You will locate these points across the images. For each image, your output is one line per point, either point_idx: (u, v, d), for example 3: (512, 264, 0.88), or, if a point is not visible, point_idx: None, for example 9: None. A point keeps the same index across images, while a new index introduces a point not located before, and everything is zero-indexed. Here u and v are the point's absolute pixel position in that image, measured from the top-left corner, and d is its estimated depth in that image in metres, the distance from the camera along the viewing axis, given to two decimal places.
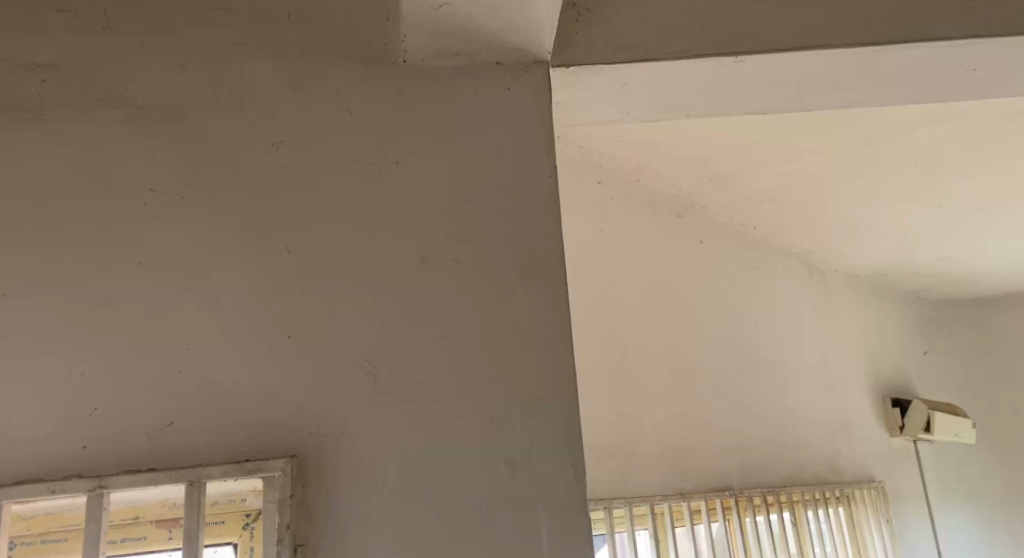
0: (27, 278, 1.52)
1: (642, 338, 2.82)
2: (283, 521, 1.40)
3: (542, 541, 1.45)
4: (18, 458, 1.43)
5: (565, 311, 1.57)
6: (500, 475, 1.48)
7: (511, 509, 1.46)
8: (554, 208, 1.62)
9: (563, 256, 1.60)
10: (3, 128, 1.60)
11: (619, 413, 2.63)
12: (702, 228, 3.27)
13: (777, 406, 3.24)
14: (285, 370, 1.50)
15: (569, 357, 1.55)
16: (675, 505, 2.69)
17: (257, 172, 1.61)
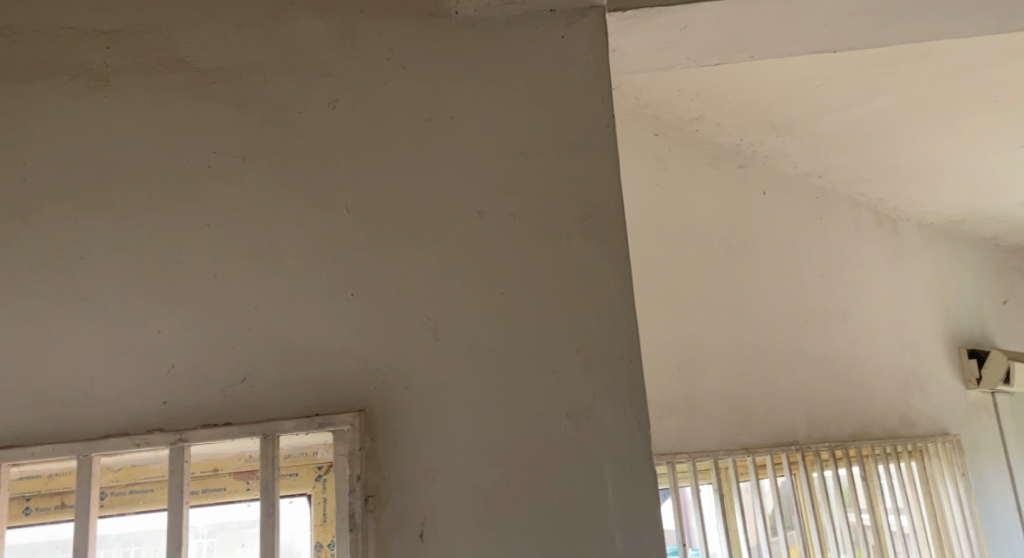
0: (101, 242, 1.57)
1: (704, 291, 2.80)
2: (354, 473, 1.45)
3: (607, 492, 1.47)
4: (102, 413, 1.49)
5: (626, 262, 1.56)
6: (563, 428, 1.49)
7: (574, 463, 1.48)
8: (612, 158, 1.61)
9: (621, 207, 1.59)
10: (72, 96, 1.64)
11: (681, 368, 2.63)
12: (766, 178, 3.20)
13: (845, 358, 3.19)
14: (349, 326, 1.53)
15: (629, 308, 1.55)
16: (740, 460, 2.69)
17: (317, 131, 1.63)
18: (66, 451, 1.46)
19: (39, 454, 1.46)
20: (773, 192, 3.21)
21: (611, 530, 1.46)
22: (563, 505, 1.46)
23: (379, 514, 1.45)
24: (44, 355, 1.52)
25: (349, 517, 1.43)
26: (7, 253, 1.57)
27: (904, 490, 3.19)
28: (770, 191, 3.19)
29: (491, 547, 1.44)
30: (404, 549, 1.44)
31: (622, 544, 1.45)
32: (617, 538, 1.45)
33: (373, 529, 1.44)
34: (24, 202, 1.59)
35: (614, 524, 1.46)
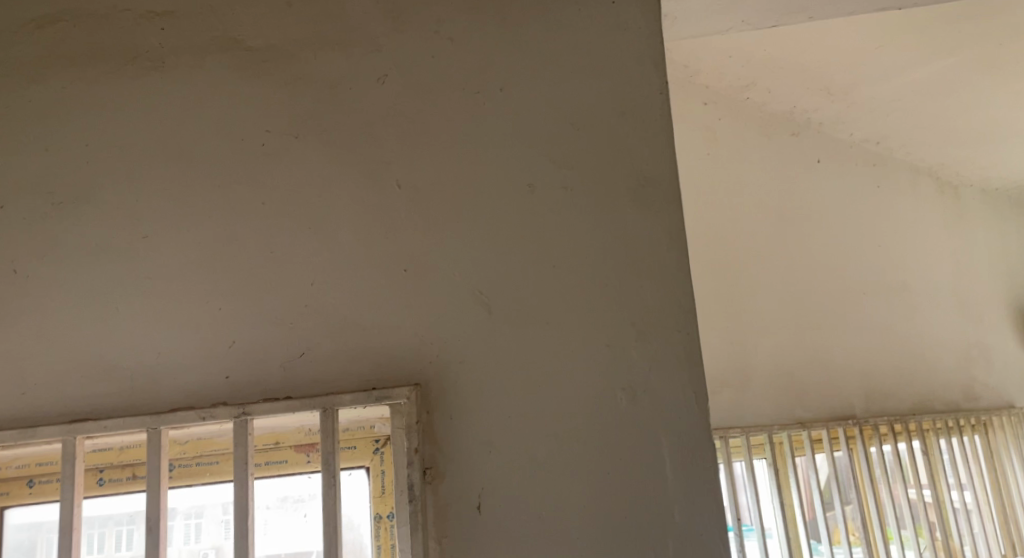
0: (161, 222, 1.60)
1: (758, 263, 2.78)
2: (411, 446, 1.47)
3: (665, 466, 1.48)
4: (167, 388, 1.53)
5: (680, 233, 1.57)
6: (619, 401, 1.50)
7: (630, 436, 1.49)
8: (665, 128, 1.61)
9: (675, 177, 1.59)
10: (129, 77, 1.67)
11: (734, 340, 2.64)
12: (820, 147, 3.13)
13: (905, 331, 3.13)
14: (404, 301, 1.55)
15: (684, 280, 1.55)
16: (796, 434, 2.68)
17: (368, 108, 1.64)
18: (136, 424, 1.50)
19: (110, 427, 1.50)
20: (828, 159, 3.14)
21: (669, 502, 1.47)
22: (619, 478, 1.48)
23: (437, 487, 1.47)
24: (107, 333, 1.56)
25: (408, 489, 1.45)
26: (70, 235, 1.60)
27: (967, 464, 3.13)
28: (826, 158, 3.13)
29: (549, 519, 1.46)
30: (463, 521, 1.46)
31: (680, 516, 1.46)
32: (675, 511, 1.46)
33: (432, 501, 1.46)
34: (86, 184, 1.62)
35: (672, 496, 1.47)
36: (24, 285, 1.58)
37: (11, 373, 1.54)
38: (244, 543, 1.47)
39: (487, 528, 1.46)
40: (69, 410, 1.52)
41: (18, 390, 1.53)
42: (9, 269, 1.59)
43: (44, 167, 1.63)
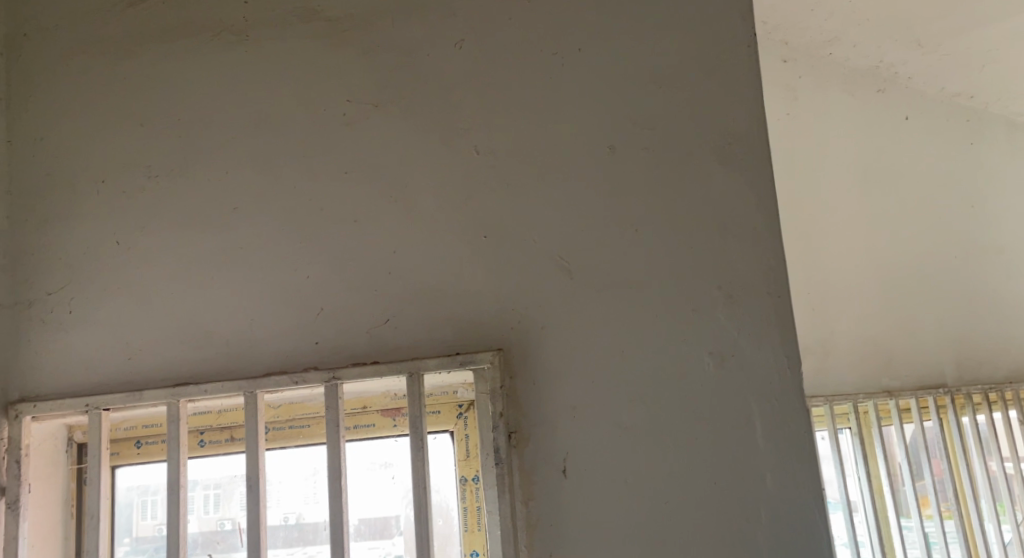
0: (248, 194, 1.64)
1: (847, 225, 2.65)
2: (496, 410, 1.50)
3: (757, 430, 1.48)
4: (261, 352, 1.58)
5: (768, 189, 1.56)
6: (706, 365, 1.51)
7: (718, 400, 1.49)
8: (750, 83, 1.60)
9: (761, 132, 1.58)
10: (214, 50, 1.70)
11: (815, 309, 2.53)
12: (908, 101, 2.88)
13: (1009, 291, 2.92)
14: (486, 267, 1.57)
15: (773, 236, 1.54)
16: (882, 402, 2.54)
17: (446, 74, 1.65)
18: (233, 388, 1.56)
19: (210, 390, 1.55)
20: (924, 113, 2.90)
21: (761, 467, 1.47)
22: (706, 442, 1.48)
23: (521, 451, 1.49)
24: (200, 302, 1.60)
25: (494, 452, 1.48)
26: (163, 209, 1.64)
27: None
28: (918, 114, 2.89)
29: (635, 483, 1.48)
30: (550, 485, 1.48)
31: (772, 480, 1.47)
32: (767, 476, 1.47)
33: (517, 464, 1.49)
34: (180, 157, 1.66)
35: (762, 460, 1.47)
36: (124, 256, 1.62)
37: (112, 344, 1.59)
38: (337, 503, 1.53)
39: (574, 491, 1.48)
40: (171, 374, 1.57)
41: (124, 356, 1.58)
42: (111, 241, 1.63)
43: (137, 141, 1.67)
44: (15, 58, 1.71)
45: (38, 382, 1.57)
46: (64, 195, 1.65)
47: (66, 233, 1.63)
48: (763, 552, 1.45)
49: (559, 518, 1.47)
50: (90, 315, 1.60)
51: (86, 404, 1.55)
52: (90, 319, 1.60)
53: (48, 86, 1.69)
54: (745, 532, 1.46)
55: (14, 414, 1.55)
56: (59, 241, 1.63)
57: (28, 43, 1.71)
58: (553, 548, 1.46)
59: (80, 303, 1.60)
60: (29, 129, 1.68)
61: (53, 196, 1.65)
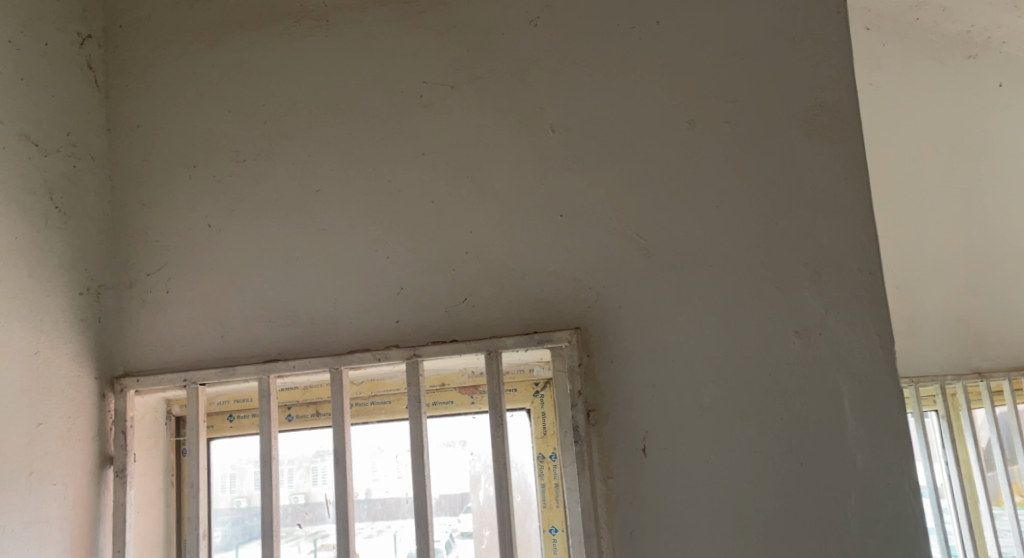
0: (330, 176, 1.68)
1: (941, 201, 2.43)
2: (574, 388, 1.51)
3: (846, 410, 1.47)
4: (345, 330, 1.62)
5: (853, 163, 1.54)
6: (792, 346, 1.49)
7: (804, 381, 1.48)
8: (832, 57, 1.58)
9: (844, 106, 1.56)
10: (295, 34, 1.74)
11: (903, 288, 2.37)
12: (1007, 67, 2.51)
13: None
14: (563, 245, 1.59)
15: (860, 211, 1.52)
16: (971, 385, 2.36)
17: (520, 52, 1.66)
18: (320, 364, 1.60)
19: (299, 366, 1.61)
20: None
21: (851, 448, 1.46)
22: (790, 422, 1.47)
23: (601, 429, 1.50)
24: (285, 282, 1.65)
25: (573, 430, 1.49)
26: (251, 191, 1.69)
27: None
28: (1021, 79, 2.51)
29: (717, 461, 1.47)
30: (630, 463, 1.49)
31: (862, 462, 1.45)
32: (858, 456, 1.45)
33: (596, 442, 1.50)
34: (266, 141, 1.71)
35: (852, 441, 1.46)
36: (216, 238, 1.68)
37: (207, 322, 1.65)
38: (421, 477, 1.57)
39: (653, 470, 1.48)
40: (261, 351, 1.63)
41: (217, 333, 1.64)
42: (204, 224, 1.69)
43: (225, 126, 1.72)
44: (111, 48, 1.77)
45: (139, 359, 1.64)
46: (159, 180, 1.71)
47: (162, 216, 1.70)
48: (851, 534, 1.44)
49: (640, 497, 1.48)
50: (185, 294, 1.66)
51: (185, 379, 1.62)
52: (185, 298, 1.66)
53: (143, 76, 1.76)
54: (834, 512, 1.44)
55: (119, 388, 1.62)
56: (155, 225, 1.69)
57: (123, 34, 1.78)
58: (634, 526, 1.47)
59: (177, 284, 1.67)
60: (126, 117, 1.74)
61: (150, 181, 1.71)
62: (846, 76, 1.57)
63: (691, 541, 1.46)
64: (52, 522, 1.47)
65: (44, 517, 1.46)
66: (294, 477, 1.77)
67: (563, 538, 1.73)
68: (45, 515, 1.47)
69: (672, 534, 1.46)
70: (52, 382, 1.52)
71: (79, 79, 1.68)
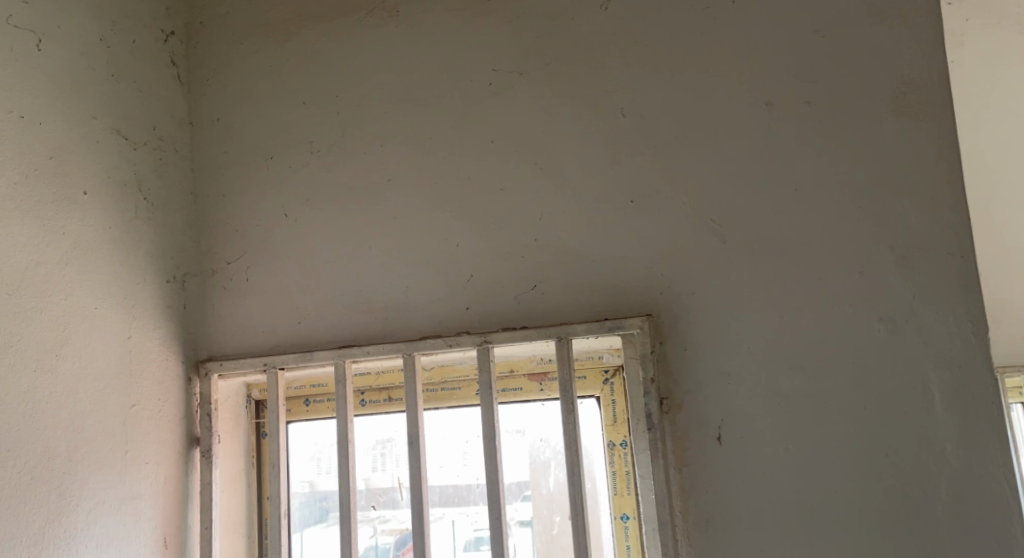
0: (401, 164, 1.69)
1: None
2: (647, 375, 1.51)
3: (935, 400, 1.43)
4: (416, 316, 1.64)
5: (935, 147, 1.50)
6: (876, 332, 1.46)
7: (889, 369, 1.45)
8: (912, 38, 1.54)
9: (925, 89, 1.52)
10: (367, 25, 1.76)
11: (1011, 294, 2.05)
12: None
13: None
14: (634, 232, 1.58)
15: (944, 196, 1.48)
16: None
17: (590, 38, 1.66)
18: (393, 349, 1.62)
19: (372, 351, 1.63)
20: None
21: (942, 440, 1.42)
22: (875, 412, 1.44)
23: (674, 416, 1.50)
24: (358, 269, 1.67)
25: (646, 418, 1.49)
26: (325, 180, 1.72)
27: None
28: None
29: (796, 451, 1.46)
30: (705, 451, 1.48)
31: (953, 453, 1.41)
32: (948, 447, 1.42)
33: (670, 429, 1.49)
34: (339, 131, 1.73)
35: (943, 433, 1.42)
36: (292, 227, 1.71)
37: (284, 309, 1.68)
38: (493, 462, 1.58)
39: (729, 458, 1.47)
40: (337, 337, 1.66)
41: (294, 320, 1.68)
42: (280, 213, 1.72)
43: (300, 117, 1.75)
44: (192, 44, 1.82)
45: (221, 345, 1.69)
46: (239, 172, 1.75)
47: (242, 206, 1.74)
48: (941, 526, 1.40)
49: (715, 485, 1.47)
50: (264, 282, 1.70)
51: (265, 363, 1.65)
52: (263, 285, 1.70)
53: (222, 70, 1.80)
54: (923, 505, 1.41)
55: (204, 371, 1.67)
56: (235, 215, 1.73)
57: (203, 30, 1.82)
58: (709, 515, 1.46)
59: (256, 272, 1.71)
60: (206, 111, 1.79)
61: (229, 174, 1.75)
62: (926, 58, 1.53)
63: (770, 531, 1.44)
64: (144, 499, 1.51)
65: (137, 493, 1.50)
66: (371, 460, 1.81)
67: (635, 526, 1.72)
68: (139, 492, 1.50)
69: (749, 523, 1.45)
70: (143, 365, 1.56)
71: (163, 72, 1.73)
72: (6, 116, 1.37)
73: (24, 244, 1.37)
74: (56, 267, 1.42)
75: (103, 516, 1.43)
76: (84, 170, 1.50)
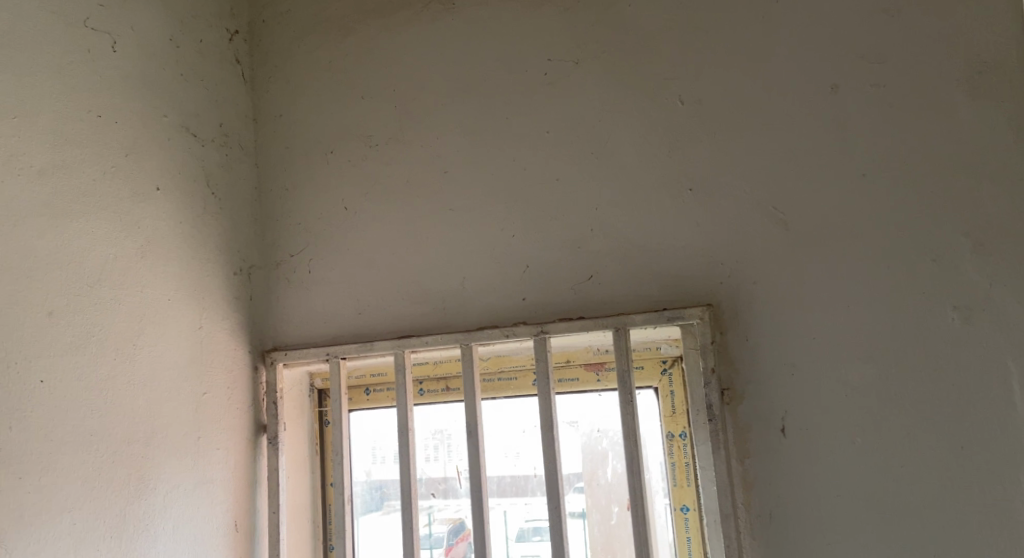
0: (458, 155, 1.70)
1: None
2: (707, 365, 1.50)
3: (1015, 392, 1.39)
4: (474, 307, 1.64)
5: (1007, 131, 1.46)
6: (950, 322, 1.43)
7: (962, 360, 1.42)
8: (980, 20, 1.50)
9: (995, 72, 1.48)
10: (423, 17, 1.77)
11: None
12: None
13: None
14: (693, 222, 1.56)
15: (1018, 181, 1.44)
16: None
17: (646, 26, 1.65)
18: (451, 339, 1.63)
19: (430, 342, 1.64)
20: None
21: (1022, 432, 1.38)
22: (947, 404, 1.41)
23: (735, 407, 1.48)
24: (415, 260, 1.69)
25: (707, 409, 1.48)
26: (383, 171, 1.73)
27: None
28: None
29: (863, 442, 1.43)
30: (768, 442, 1.46)
31: None
32: None
33: (731, 420, 1.48)
34: (396, 125, 1.74)
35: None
36: (352, 220, 1.73)
37: (344, 300, 1.70)
38: (551, 452, 1.58)
39: (792, 449, 1.45)
40: (396, 327, 1.67)
41: (354, 310, 1.70)
42: (340, 206, 1.74)
43: (357, 109, 1.77)
44: (256, 43, 1.85)
45: (284, 335, 1.72)
46: (301, 166, 1.78)
47: (304, 199, 1.76)
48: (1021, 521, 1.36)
49: (779, 477, 1.45)
50: (326, 274, 1.72)
51: (327, 353, 1.68)
52: (323, 275, 1.72)
53: (283, 67, 1.82)
54: (1001, 498, 1.37)
55: (269, 361, 1.70)
56: (298, 208, 1.76)
57: (266, 29, 1.85)
58: (773, 507, 1.44)
59: (318, 263, 1.73)
60: (269, 107, 1.82)
61: (291, 168, 1.78)
62: (995, 41, 1.49)
63: (837, 524, 1.42)
64: (216, 483, 1.55)
65: (210, 477, 1.53)
66: (429, 448, 1.83)
67: (696, 517, 1.71)
68: (211, 476, 1.54)
69: (814, 515, 1.43)
70: (212, 354, 1.59)
71: (227, 69, 1.76)
72: (85, 115, 1.40)
73: (103, 237, 1.40)
74: (133, 259, 1.45)
75: (179, 498, 1.46)
76: (155, 166, 1.53)
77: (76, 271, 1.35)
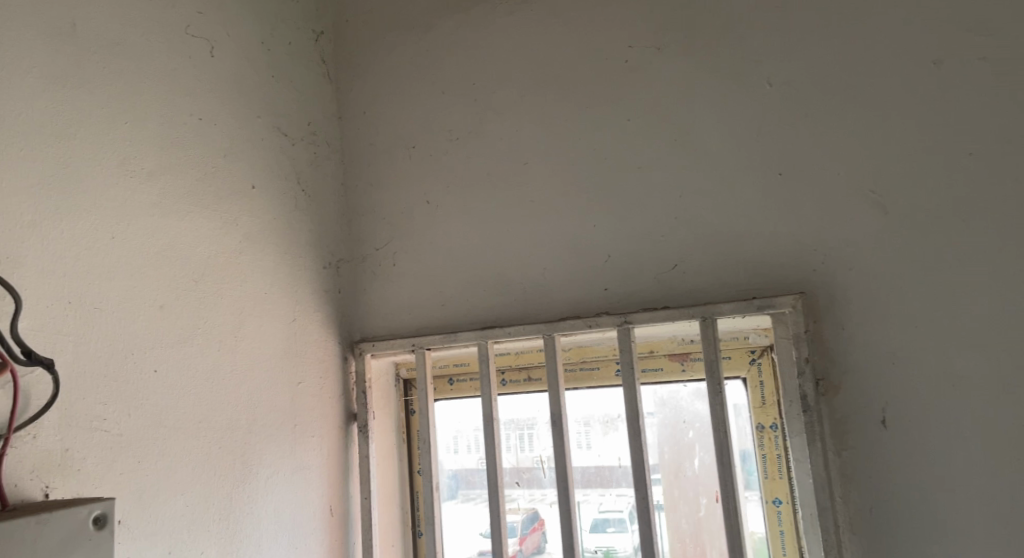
0: (539, 144, 1.69)
1: None
2: (801, 355, 1.45)
3: None
4: (556, 297, 1.63)
5: None
6: None
7: None
8: None
9: None
10: (504, 6, 1.76)
11: None
12: None
13: None
14: (783, 209, 1.52)
15: None
16: None
17: (732, 8, 1.61)
18: (533, 330, 1.62)
19: (514, 332, 1.63)
20: None
21: None
22: None
23: (830, 398, 1.44)
24: (498, 251, 1.68)
25: (801, 400, 1.44)
26: (464, 161, 1.73)
27: None
28: None
29: (969, 434, 1.37)
30: (866, 434, 1.41)
31: None
32: None
33: (827, 412, 1.43)
34: (477, 115, 1.74)
35: None
36: (434, 212, 1.73)
37: (428, 291, 1.71)
38: (636, 442, 1.55)
39: (892, 442, 1.40)
40: (479, 318, 1.67)
41: (437, 301, 1.70)
42: (422, 198, 1.74)
43: (439, 101, 1.77)
44: (340, 42, 1.87)
45: (371, 327, 1.74)
46: (384, 159, 1.79)
47: (388, 192, 1.77)
48: None
49: (878, 470, 1.40)
50: (410, 266, 1.73)
51: (412, 344, 1.69)
52: (406, 267, 1.73)
53: (366, 62, 1.84)
54: None
55: (358, 352, 1.72)
56: (382, 201, 1.77)
57: (350, 27, 1.87)
58: (872, 501, 1.40)
59: (403, 255, 1.74)
60: (352, 102, 1.83)
61: (375, 161, 1.79)
62: None
63: (944, 522, 1.37)
64: (312, 470, 1.57)
65: (307, 464, 1.56)
66: (511, 439, 1.84)
67: (788, 511, 1.67)
68: (307, 462, 1.56)
69: (917, 510, 1.38)
70: (306, 345, 1.61)
71: (312, 65, 1.78)
72: (188, 118, 1.43)
73: (206, 234, 1.43)
74: (232, 254, 1.48)
75: (279, 484, 1.49)
76: (251, 163, 1.55)
77: (181, 265, 1.37)
